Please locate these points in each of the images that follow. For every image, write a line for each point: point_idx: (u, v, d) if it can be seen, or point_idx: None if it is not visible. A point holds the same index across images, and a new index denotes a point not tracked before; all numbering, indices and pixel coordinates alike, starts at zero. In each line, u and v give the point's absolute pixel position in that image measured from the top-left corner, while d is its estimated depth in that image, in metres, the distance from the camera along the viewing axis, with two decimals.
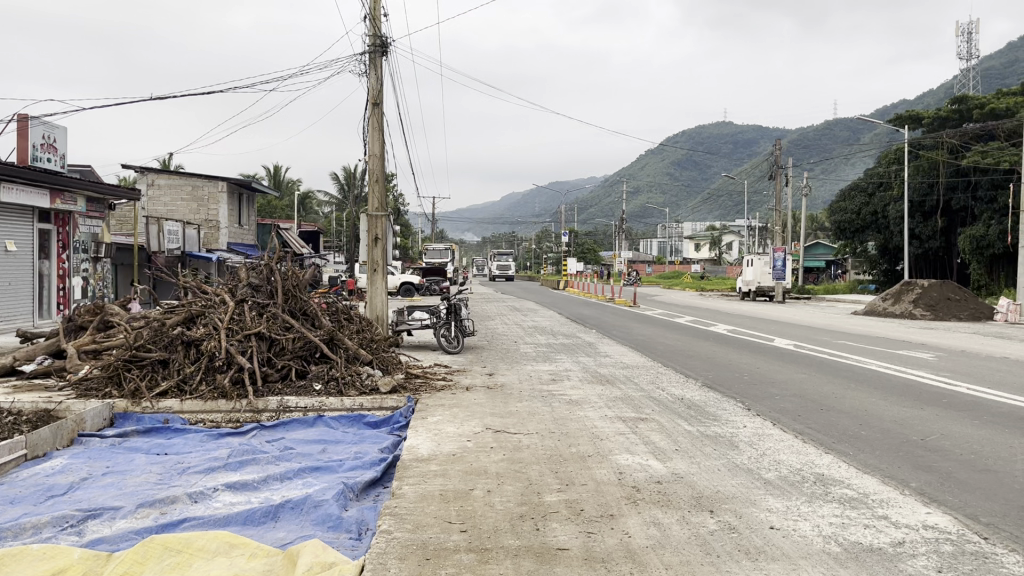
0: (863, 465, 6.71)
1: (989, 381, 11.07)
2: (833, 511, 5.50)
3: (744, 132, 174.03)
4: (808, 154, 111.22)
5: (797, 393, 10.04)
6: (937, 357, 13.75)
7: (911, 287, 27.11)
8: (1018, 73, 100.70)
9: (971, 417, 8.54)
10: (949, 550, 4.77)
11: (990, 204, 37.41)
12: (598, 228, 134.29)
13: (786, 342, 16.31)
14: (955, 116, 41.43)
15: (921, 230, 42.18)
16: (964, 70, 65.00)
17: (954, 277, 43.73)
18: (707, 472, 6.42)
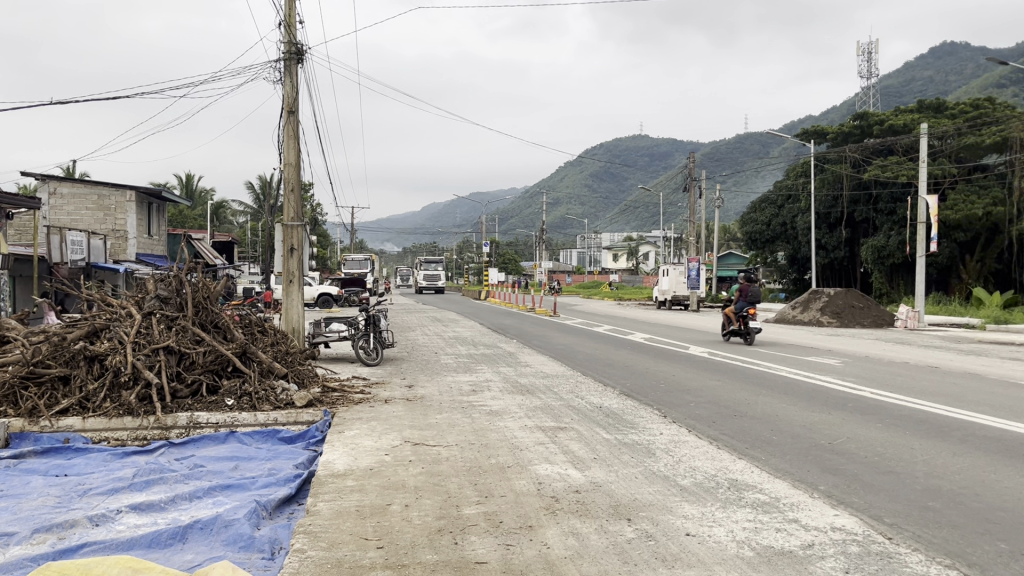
0: (774, 470, 6.87)
1: (889, 386, 11.52)
2: (747, 516, 5.62)
3: (659, 144, 177.65)
4: (719, 167, 114.19)
5: (712, 400, 10.25)
6: (832, 362, 14.55)
7: (818, 296, 28.08)
8: (914, 91, 105.54)
9: (875, 420, 8.85)
10: (855, 551, 4.92)
11: (891, 217, 39.29)
12: (518, 239, 135.00)
13: (701, 349, 16.66)
14: (857, 131, 43.09)
15: (828, 240, 43.80)
16: (865, 88, 67.91)
17: (858, 285, 45.60)
18: (625, 480, 6.48)
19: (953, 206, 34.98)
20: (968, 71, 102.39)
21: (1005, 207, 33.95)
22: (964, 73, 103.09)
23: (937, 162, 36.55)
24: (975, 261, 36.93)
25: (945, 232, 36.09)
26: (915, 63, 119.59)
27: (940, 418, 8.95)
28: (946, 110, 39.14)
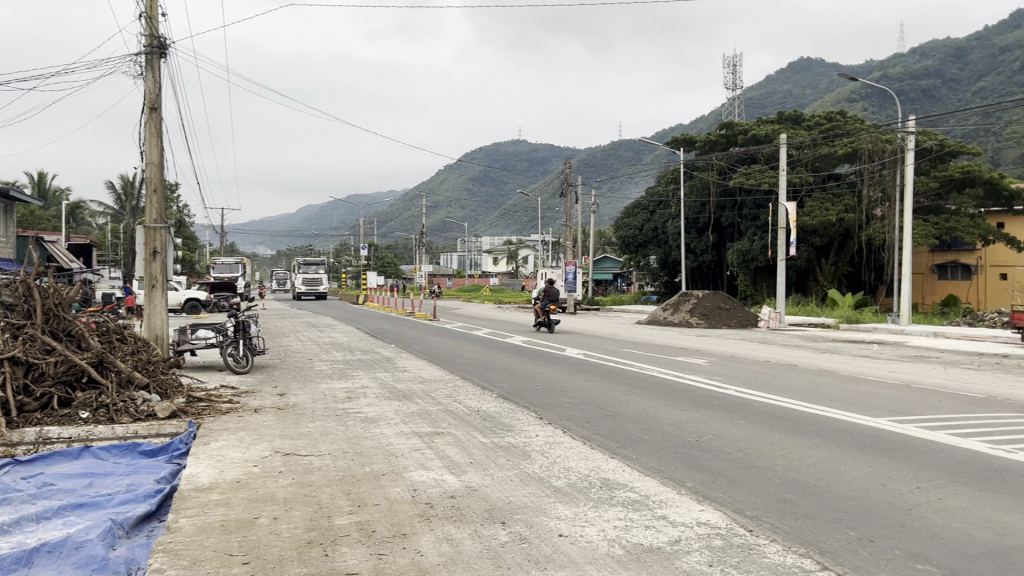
0: (644, 468, 7.06)
1: (752, 383, 12.08)
2: (617, 515, 5.74)
3: (537, 149, 179.50)
4: (595, 172, 116.50)
5: (586, 401, 10.42)
6: (698, 362, 15.11)
7: (688, 298, 29.07)
8: (775, 103, 110.92)
9: (740, 417, 9.25)
10: (718, 544, 5.11)
11: (754, 222, 41.37)
12: (397, 242, 133.51)
13: (576, 351, 16.95)
14: (723, 140, 44.81)
15: (696, 244, 45.49)
16: (730, 99, 70.83)
17: (724, 287, 47.60)
18: (499, 484, 6.50)
19: (810, 213, 37.02)
20: (822, 86, 109.41)
21: (856, 213, 36.28)
22: (818, 88, 109.96)
23: (795, 170, 38.70)
24: (830, 264, 39.23)
25: (802, 237, 38.27)
26: (775, 76, 126.51)
27: (797, 413, 9.45)
28: (804, 121, 41.39)
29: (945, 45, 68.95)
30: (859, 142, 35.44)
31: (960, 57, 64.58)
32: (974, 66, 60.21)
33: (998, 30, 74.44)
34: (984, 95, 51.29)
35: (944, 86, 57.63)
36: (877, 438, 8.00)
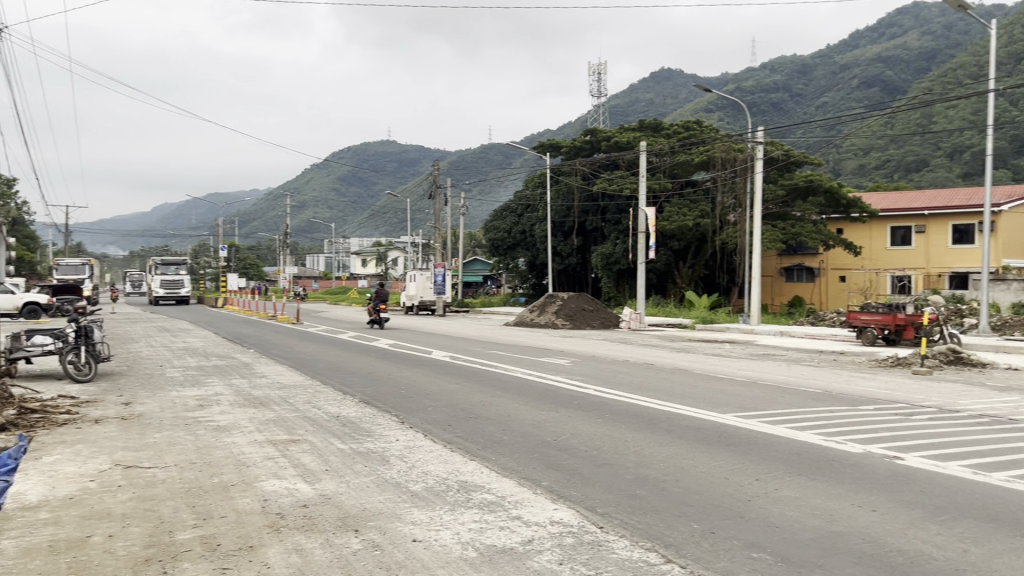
0: (502, 469, 7.12)
1: (611, 382, 12.43)
2: (472, 517, 5.76)
3: (407, 149, 177.90)
4: (465, 174, 116.65)
5: (449, 404, 10.40)
6: (560, 363, 15.39)
7: (553, 300, 29.61)
8: (637, 111, 114.54)
9: (596, 416, 9.49)
10: (570, 542, 5.22)
11: (617, 226, 42.65)
12: (259, 243, 129.11)
13: (442, 353, 16.89)
14: (587, 147, 45.81)
15: (562, 247, 46.36)
16: (596, 106, 72.55)
17: (589, 289, 48.74)
18: (355, 491, 6.38)
19: (668, 218, 38.46)
20: (681, 96, 113.93)
21: (710, 219, 38.02)
22: (678, 98, 114.46)
23: (655, 177, 40.16)
24: (688, 267, 40.93)
25: (662, 241, 39.85)
26: (638, 84, 130.70)
27: (650, 411, 9.78)
28: (663, 130, 43.00)
29: (792, 61, 73.18)
30: (713, 151, 37.31)
31: (804, 72, 68.76)
32: (817, 82, 64.29)
33: (838, 49, 79.76)
34: (826, 109, 54.85)
35: (792, 99, 61.25)
36: (723, 433, 8.39)
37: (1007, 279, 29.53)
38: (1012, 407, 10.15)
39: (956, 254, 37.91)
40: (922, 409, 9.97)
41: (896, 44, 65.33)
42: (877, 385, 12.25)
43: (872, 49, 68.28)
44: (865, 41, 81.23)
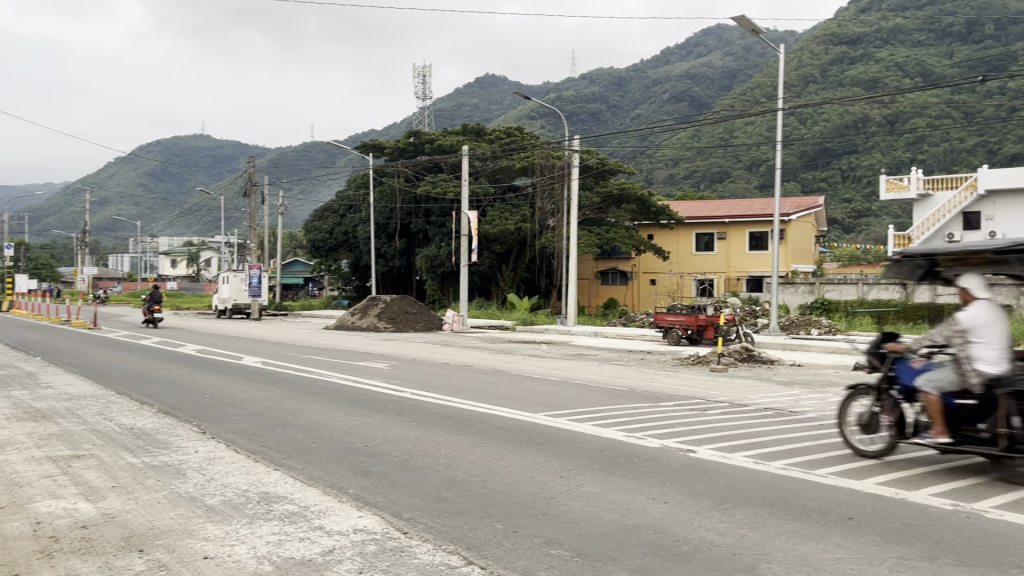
0: (307, 478, 6.91)
1: (428, 386, 12.40)
2: (271, 529, 5.54)
3: (223, 145, 169.72)
4: (285, 172, 112.93)
5: (256, 412, 9.98)
6: (377, 366, 15.22)
7: (375, 303, 29.19)
8: (463, 115, 115.48)
9: (409, 419, 9.44)
10: (371, 550, 5.13)
11: (441, 229, 42.90)
12: (54, 242, 118.75)
13: (254, 359, 16.22)
14: (410, 149, 45.60)
15: (386, 250, 45.89)
16: (421, 108, 72.34)
17: (413, 292, 48.62)
18: (144, 508, 5.97)
19: (491, 222, 39.13)
20: (505, 102, 116.05)
21: (531, 223, 39.03)
22: (502, 104, 116.47)
23: (477, 181, 40.74)
24: (510, 270, 41.70)
25: (484, 245, 40.51)
26: (463, 89, 131.84)
27: (463, 412, 9.84)
28: (485, 135, 43.68)
29: (609, 74, 76.32)
30: (533, 157, 38.56)
31: (621, 85, 72.01)
32: (632, 94, 67.50)
33: (650, 64, 84.24)
34: (639, 121, 57.68)
35: (609, 111, 63.86)
36: (533, 433, 8.58)
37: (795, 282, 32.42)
38: (793, 400, 11.09)
39: (753, 259, 41.07)
40: (715, 404, 10.66)
41: (703, 63, 69.83)
42: (678, 382, 12.99)
43: (681, 66, 72.54)
44: (674, 58, 86.34)
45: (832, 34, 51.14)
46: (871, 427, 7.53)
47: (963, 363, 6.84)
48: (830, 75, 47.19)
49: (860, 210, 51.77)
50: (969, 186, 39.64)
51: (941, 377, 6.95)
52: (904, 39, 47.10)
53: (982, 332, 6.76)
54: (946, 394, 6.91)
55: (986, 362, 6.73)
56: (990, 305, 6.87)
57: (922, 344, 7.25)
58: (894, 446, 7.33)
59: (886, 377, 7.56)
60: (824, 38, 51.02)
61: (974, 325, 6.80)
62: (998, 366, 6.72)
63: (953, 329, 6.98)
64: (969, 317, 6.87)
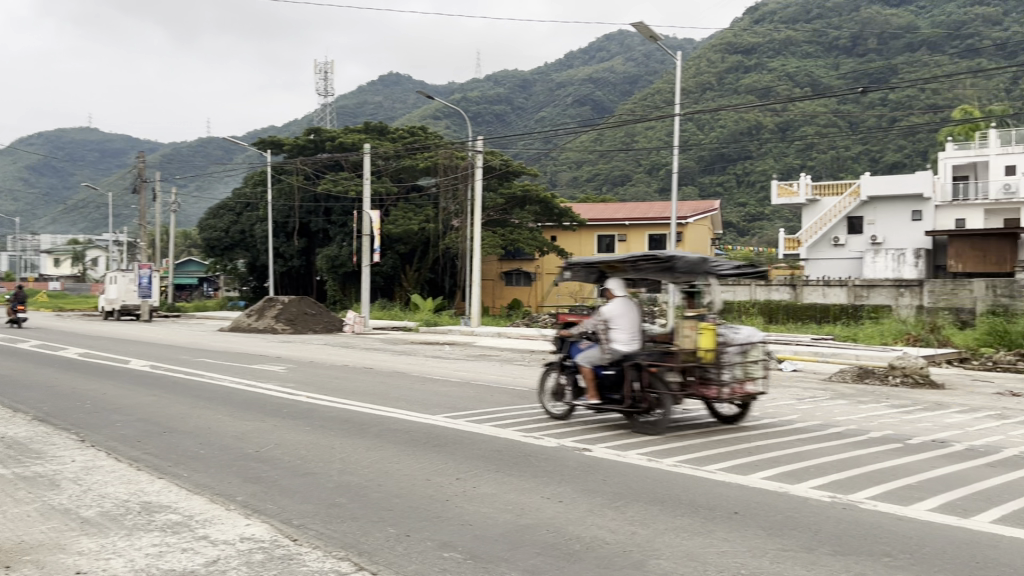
0: (192, 485, 6.65)
1: (325, 388, 12.16)
2: (152, 541, 5.30)
3: (112, 139, 162.12)
4: (179, 168, 108.79)
5: (142, 417, 9.56)
6: (273, 368, 14.83)
7: (273, 304, 28.45)
8: (366, 113, 113.89)
9: (305, 424, 9.22)
10: (258, 559, 4.97)
11: (342, 229, 42.28)
12: None
13: (141, 363, 15.54)
14: (311, 146, 44.65)
15: (285, 249, 44.77)
16: (322, 105, 70.95)
17: (313, 293, 47.68)
18: (13, 522, 5.61)
19: (394, 222, 38.92)
20: (410, 101, 115.18)
21: (435, 223, 38.94)
22: (407, 103, 115.59)
23: (379, 180, 40.31)
24: (414, 271, 41.39)
25: (387, 245, 40.17)
26: (367, 87, 130.06)
27: (360, 416, 9.69)
28: (388, 134, 43.26)
29: (514, 76, 76.69)
30: (436, 157, 38.46)
31: (525, 87, 72.55)
32: (536, 96, 68.07)
33: (554, 67, 85.14)
34: (543, 123, 58.33)
35: (513, 112, 64.13)
36: (430, 434, 8.52)
37: None
38: None
39: None
40: None
41: (605, 68, 71.03)
42: None
43: (584, 70, 73.59)
44: (577, 61, 87.63)
45: (728, 43, 52.83)
46: (557, 395, 9.71)
47: (605, 344, 9.12)
48: (726, 83, 48.74)
49: (753, 214, 53.50)
50: (852, 192, 41.79)
51: (593, 354, 9.24)
52: (795, 51, 49.16)
53: (618, 321, 9.04)
54: (597, 366, 9.23)
55: (620, 343, 9.04)
56: (626, 301, 9.17)
57: (582, 330, 9.42)
58: (572, 409, 9.56)
59: (565, 355, 9.69)
60: (721, 47, 52.69)
61: (613, 316, 9.07)
62: (629, 345, 9.02)
63: (600, 319, 9.23)
64: (611, 309, 9.14)
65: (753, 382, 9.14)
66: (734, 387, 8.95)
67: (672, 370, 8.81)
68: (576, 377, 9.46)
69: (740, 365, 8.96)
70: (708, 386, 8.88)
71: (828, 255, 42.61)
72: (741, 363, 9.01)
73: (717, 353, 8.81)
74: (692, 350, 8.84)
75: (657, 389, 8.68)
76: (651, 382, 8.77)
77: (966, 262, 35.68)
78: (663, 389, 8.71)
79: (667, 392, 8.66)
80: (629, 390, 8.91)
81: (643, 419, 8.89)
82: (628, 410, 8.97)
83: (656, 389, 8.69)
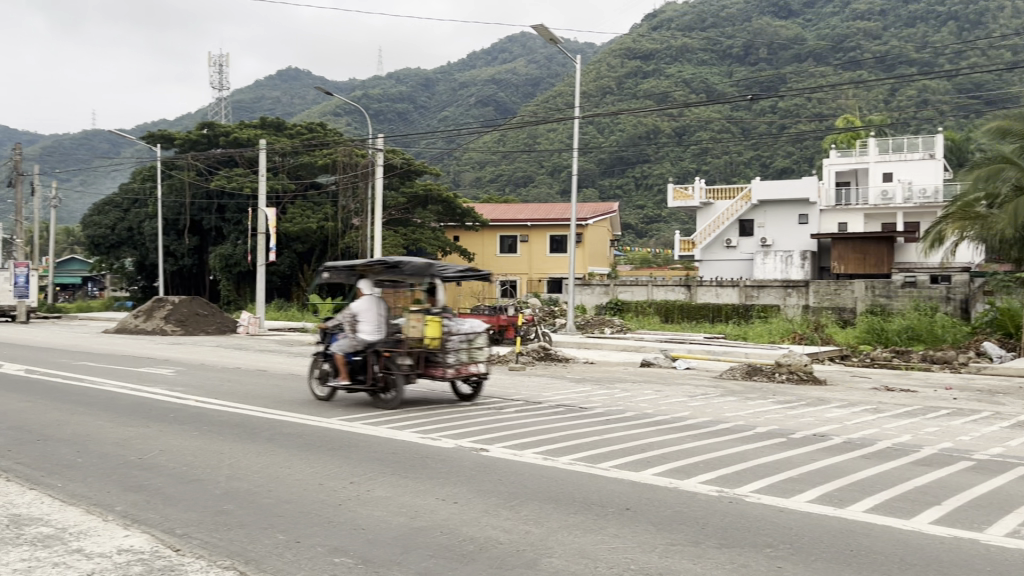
0: (67, 496, 6.30)
1: (216, 392, 11.75)
2: (20, 556, 4.98)
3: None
4: (61, 161, 103.07)
5: (13, 425, 9.00)
6: (159, 372, 14.22)
7: (162, 304, 27.39)
8: (263, 108, 110.73)
9: (192, 429, 8.87)
10: (137, 572, 4.74)
11: (237, 226, 41.25)
12: None
13: (15, 367, 14.66)
14: (203, 141, 43.09)
15: (175, 248, 43.13)
16: (216, 99, 68.63)
17: (206, 293, 46.10)
18: None
19: (291, 219, 38.13)
20: (309, 97, 112.74)
21: (334, 222, 38.43)
22: (306, 99, 113.08)
23: (276, 176, 39.39)
24: (313, 270, 40.60)
25: (284, 243, 39.35)
26: (264, 81, 126.57)
27: (252, 419, 9.40)
28: (285, 130, 42.30)
29: (416, 75, 76.16)
30: (335, 154, 37.83)
31: (427, 85, 72.18)
32: (439, 95, 67.80)
33: (456, 67, 84.98)
34: (445, 123, 58.25)
35: (415, 111, 63.68)
36: (324, 437, 8.36)
37: (591, 283, 33.88)
38: (584, 397, 11.58)
39: (553, 261, 42.63)
40: (510, 402, 10.90)
41: (508, 69, 71.41)
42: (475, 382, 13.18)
43: (487, 71, 73.75)
44: (480, 62, 87.82)
45: (627, 49, 53.93)
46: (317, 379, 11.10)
47: (353, 335, 10.56)
48: (625, 87, 49.74)
49: (650, 215, 54.97)
50: (743, 196, 43.43)
51: (344, 343, 10.66)
52: (691, 58, 50.59)
53: (363, 315, 10.49)
54: (347, 353, 10.64)
55: (366, 334, 10.52)
56: (371, 298, 10.63)
57: (335, 322, 10.82)
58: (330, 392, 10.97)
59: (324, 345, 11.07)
60: (620, 52, 53.73)
61: (359, 311, 10.51)
62: (372, 334, 10.49)
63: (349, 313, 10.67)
64: (358, 306, 10.58)
65: (477, 363, 10.81)
66: (459, 368, 10.64)
67: (404, 355, 10.35)
68: (331, 363, 10.87)
69: (465, 350, 10.64)
70: (436, 368, 10.51)
71: (721, 257, 44.04)
72: (466, 348, 10.67)
73: (441, 340, 10.42)
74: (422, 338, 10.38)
75: (391, 371, 10.25)
76: (387, 365, 10.33)
77: (848, 263, 37.30)
78: (397, 371, 10.30)
79: (400, 373, 10.23)
80: (371, 372, 10.45)
81: (383, 397, 10.46)
82: (370, 389, 10.50)
83: (391, 372, 10.23)
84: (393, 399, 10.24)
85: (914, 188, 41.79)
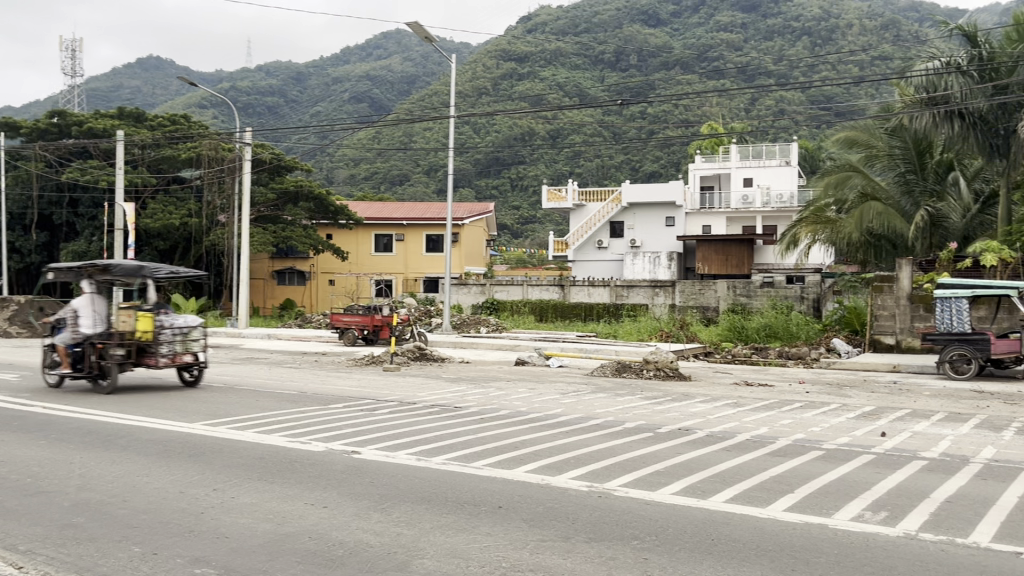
0: None
1: (66, 397, 10.99)
2: None
3: None
4: None
5: None
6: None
7: (6, 305, 25.04)
8: (120, 98, 104.70)
9: (37, 437, 8.27)
10: None
11: (92, 222, 39.17)
12: None
13: None
14: (53, 130, 40.18)
15: (21, 244, 40.21)
16: (68, 86, 64.40)
17: (55, 292, 43.24)
18: None
19: (151, 215, 36.27)
20: (171, 87, 107.54)
21: (198, 218, 37.00)
22: (168, 90, 107.84)
23: (134, 170, 37.14)
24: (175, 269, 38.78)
25: (144, 240, 37.47)
26: (120, 69, 119.80)
27: (106, 426, 8.86)
28: (145, 121, 40.26)
29: (287, 68, 74.02)
30: (200, 147, 36.29)
31: (298, 79, 70.38)
32: (310, 90, 66.25)
33: (329, 61, 83.24)
34: (318, 119, 57.12)
35: (286, 105, 61.93)
36: (185, 443, 7.98)
37: (467, 283, 33.92)
38: (458, 396, 11.56)
39: (429, 261, 42.50)
40: (383, 403, 10.76)
41: (382, 66, 70.60)
42: (348, 383, 12.93)
43: (360, 67, 72.61)
44: (353, 57, 86.47)
45: (502, 50, 54.32)
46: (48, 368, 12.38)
47: (73, 328, 11.96)
48: (500, 89, 50.13)
49: (525, 217, 55.28)
50: (614, 199, 44.76)
51: (65, 336, 12.02)
52: (565, 61, 51.53)
53: (81, 311, 11.93)
54: (68, 344, 12.01)
55: (83, 327, 11.95)
56: (90, 296, 12.08)
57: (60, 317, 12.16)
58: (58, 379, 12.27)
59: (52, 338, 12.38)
60: (495, 53, 54.10)
61: (78, 307, 11.93)
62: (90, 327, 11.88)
63: (70, 309, 12.09)
64: (78, 302, 11.98)
65: (191, 354, 12.35)
66: (173, 358, 12.12)
67: (117, 345, 11.80)
68: (57, 353, 12.24)
69: (177, 342, 12.13)
70: (149, 357, 11.97)
71: (592, 257, 45.15)
72: (180, 340, 12.20)
73: (152, 333, 11.89)
74: (132, 331, 11.87)
75: (104, 359, 11.69)
76: (100, 355, 11.77)
77: (712, 265, 39.11)
78: (109, 360, 11.73)
79: (111, 362, 11.67)
80: (89, 362, 11.84)
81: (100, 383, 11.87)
82: (88, 376, 11.94)
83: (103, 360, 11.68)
84: (105, 384, 11.65)
85: (771, 193, 44.04)
